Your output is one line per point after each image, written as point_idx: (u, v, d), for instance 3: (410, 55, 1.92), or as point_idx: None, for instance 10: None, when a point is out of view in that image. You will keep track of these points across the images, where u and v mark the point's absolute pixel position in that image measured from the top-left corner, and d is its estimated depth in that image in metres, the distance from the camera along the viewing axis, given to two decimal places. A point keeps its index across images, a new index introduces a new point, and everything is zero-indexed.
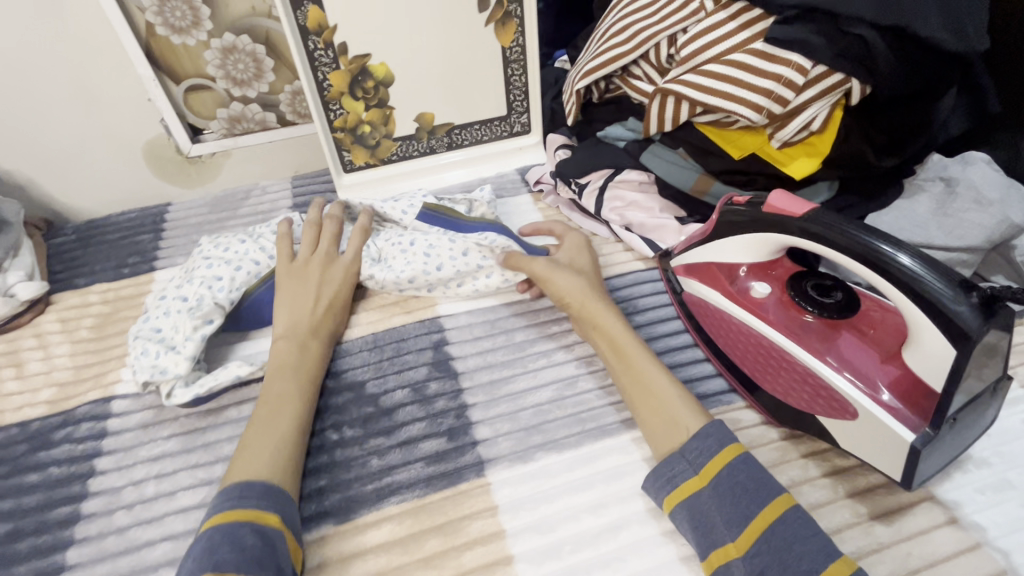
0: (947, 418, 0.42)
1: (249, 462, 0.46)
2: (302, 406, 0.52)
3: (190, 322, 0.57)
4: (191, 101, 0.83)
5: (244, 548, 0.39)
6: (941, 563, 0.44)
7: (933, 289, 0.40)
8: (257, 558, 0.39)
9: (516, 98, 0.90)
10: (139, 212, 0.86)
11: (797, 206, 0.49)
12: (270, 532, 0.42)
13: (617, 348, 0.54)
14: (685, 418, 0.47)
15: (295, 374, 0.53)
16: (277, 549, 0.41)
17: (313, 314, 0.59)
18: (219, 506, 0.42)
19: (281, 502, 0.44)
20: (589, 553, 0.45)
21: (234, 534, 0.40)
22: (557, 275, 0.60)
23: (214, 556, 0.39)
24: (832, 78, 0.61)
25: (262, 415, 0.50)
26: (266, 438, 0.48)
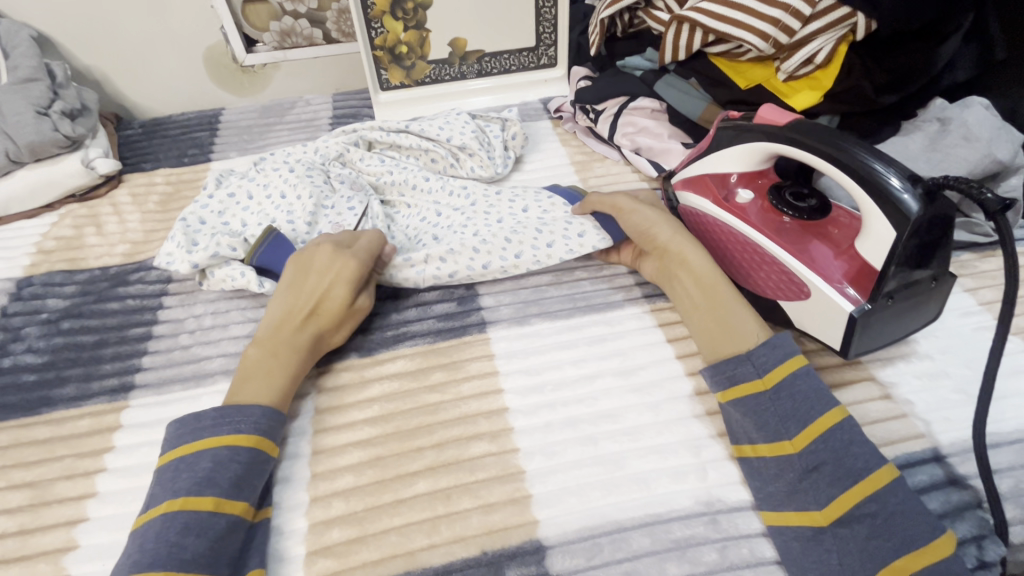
0: (883, 294, 0.49)
1: (242, 392, 0.49)
2: (274, 392, 0.50)
3: (226, 239, 0.62)
4: (247, 12, 0.90)
5: (177, 478, 0.43)
6: (870, 424, 0.51)
7: (889, 185, 0.46)
8: (186, 483, 0.42)
9: (545, 31, 0.96)
10: (197, 114, 0.96)
11: (782, 116, 0.56)
12: (200, 458, 0.44)
13: (698, 277, 0.55)
14: (752, 331, 0.51)
15: (277, 367, 0.51)
16: (236, 465, 0.44)
17: (293, 320, 0.53)
18: (200, 431, 0.46)
19: (239, 421, 0.46)
20: (567, 392, 0.53)
21: (169, 470, 0.44)
22: (637, 211, 0.61)
23: (173, 484, 0.42)
24: (838, 12, 0.66)
25: (244, 378, 0.50)
26: (261, 378, 0.50)
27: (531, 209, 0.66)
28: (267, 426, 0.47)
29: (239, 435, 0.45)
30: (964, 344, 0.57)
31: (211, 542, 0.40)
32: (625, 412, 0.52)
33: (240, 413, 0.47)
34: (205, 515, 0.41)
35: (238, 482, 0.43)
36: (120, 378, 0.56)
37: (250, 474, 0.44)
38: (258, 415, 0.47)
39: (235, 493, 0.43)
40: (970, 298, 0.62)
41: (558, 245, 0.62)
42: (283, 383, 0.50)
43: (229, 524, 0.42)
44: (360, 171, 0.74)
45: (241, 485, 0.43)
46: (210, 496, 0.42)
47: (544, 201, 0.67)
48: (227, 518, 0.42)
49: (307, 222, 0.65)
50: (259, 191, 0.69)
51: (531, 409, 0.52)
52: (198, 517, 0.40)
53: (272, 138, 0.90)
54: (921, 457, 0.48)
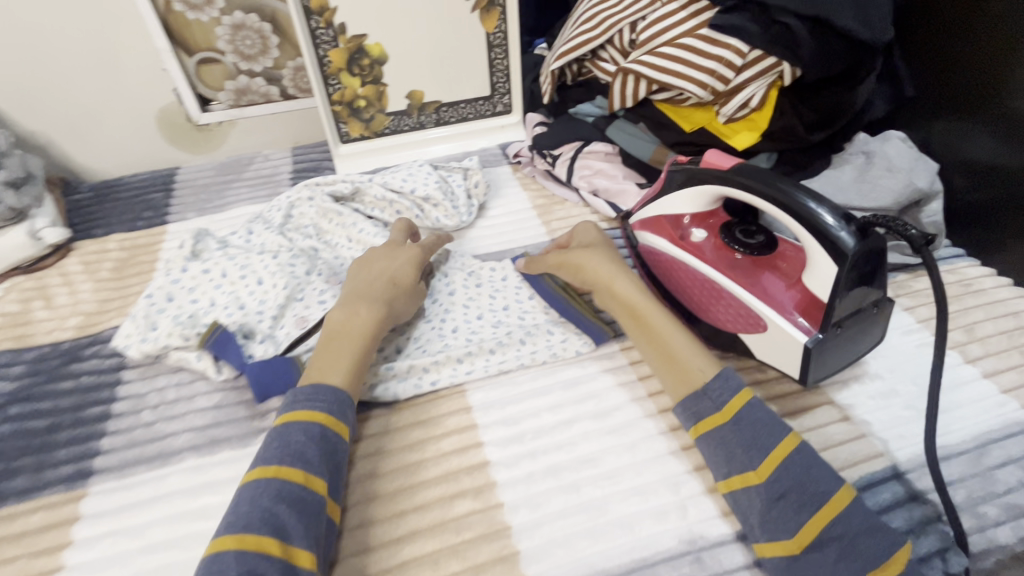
0: (832, 324, 0.52)
1: (320, 370, 0.53)
2: (359, 351, 0.54)
3: (177, 328, 0.60)
4: (201, 73, 0.91)
5: (280, 446, 0.46)
6: (833, 447, 0.54)
7: (827, 223, 0.50)
8: (283, 452, 0.46)
9: (498, 80, 1.00)
10: (151, 174, 0.94)
11: (727, 161, 0.60)
12: (292, 432, 0.47)
13: (633, 310, 0.57)
14: (693, 363, 0.52)
15: (358, 330, 0.55)
16: (324, 443, 0.47)
17: (368, 289, 0.59)
18: (291, 405, 0.50)
19: (324, 400, 0.50)
20: (547, 440, 0.54)
21: (271, 437, 0.47)
22: (567, 258, 0.64)
23: (269, 454, 0.46)
24: (765, 62, 0.72)
25: (328, 343, 0.54)
26: (344, 339, 0.55)
27: (511, 308, 0.67)
28: (344, 412, 0.50)
29: (327, 416, 0.49)
30: (909, 362, 0.62)
31: (302, 514, 0.42)
32: (605, 455, 0.53)
33: (327, 395, 0.50)
34: (297, 486, 0.44)
35: (325, 462, 0.46)
36: (77, 464, 0.53)
37: (331, 457, 0.47)
38: (333, 398, 0.50)
39: (322, 472, 0.46)
40: (909, 316, 0.67)
41: (541, 349, 0.62)
42: (356, 363, 0.54)
43: (316, 500, 0.44)
44: (344, 243, 0.75)
45: (328, 464, 0.47)
46: (301, 469, 0.45)
47: (525, 300, 0.68)
48: (314, 495, 0.44)
49: (277, 311, 0.63)
50: (235, 269, 0.66)
51: (512, 460, 0.52)
52: (292, 487, 0.43)
53: (232, 196, 0.89)
54: (882, 475, 0.51)
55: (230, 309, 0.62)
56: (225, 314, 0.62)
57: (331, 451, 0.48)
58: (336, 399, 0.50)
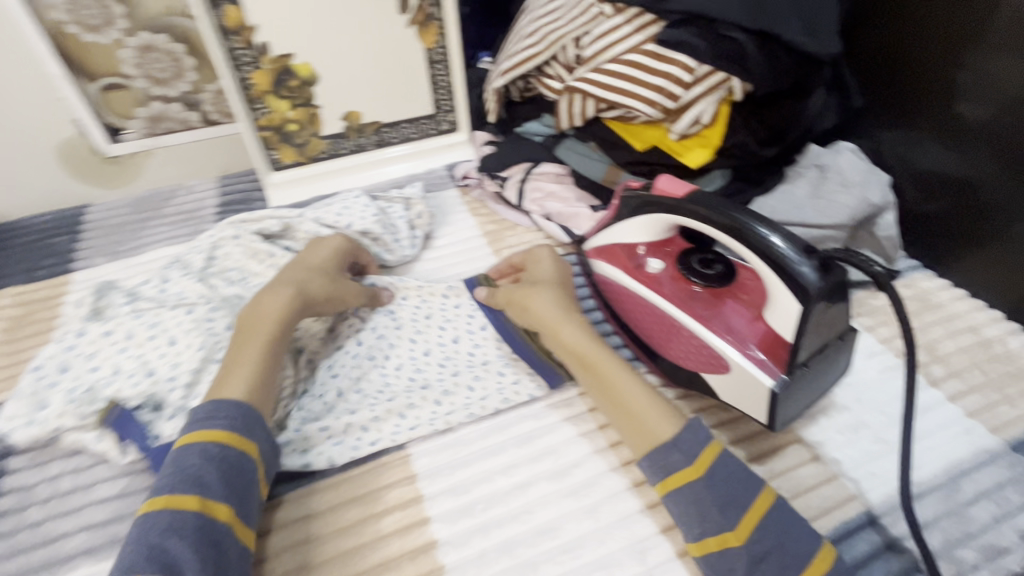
0: (797, 365, 0.49)
1: (229, 366, 0.49)
2: (267, 344, 0.50)
3: (70, 408, 0.53)
4: (107, 101, 0.82)
5: (174, 471, 0.42)
6: (804, 493, 0.50)
7: (788, 258, 0.47)
8: (176, 480, 0.41)
9: (442, 97, 0.94)
10: (55, 215, 0.83)
11: (681, 188, 0.56)
12: (189, 454, 0.43)
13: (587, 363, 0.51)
14: (656, 427, 0.47)
15: (269, 322, 0.52)
16: (224, 465, 0.43)
17: (284, 280, 0.56)
18: (189, 426, 0.45)
19: (228, 415, 0.46)
20: (500, 509, 0.49)
21: (169, 462, 0.43)
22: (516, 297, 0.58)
23: (162, 481, 0.42)
24: (715, 77, 0.68)
25: (239, 339, 0.51)
26: (254, 329, 0.51)
27: (462, 339, 0.60)
28: (249, 426, 0.46)
29: (228, 432, 0.45)
30: (876, 389, 0.59)
31: (194, 545, 0.39)
32: (563, 523, 0.48)
33: (228, 409, 0.46)
34: (192, 515, 0.40)
35: (227, 484, 0.42)
36: None
37: (236, 478, 0.43)
38: (234, 414, 0.46)
39: (223, 496, 0.42)
40: (872, 337, 0.65)
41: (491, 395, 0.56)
42: (269, 355, 0.50)
43: (216, 528, 0.40)
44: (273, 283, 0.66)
45: (229, 488, 0.42)
46: (195, 496, 0.41)
47: (477, 331, 0.61)
48: (213, 522, 0.40)
49: (190, 377, 0.55)
50: (143, 328, 0.58)
51: (461, 538, 0.47)
52: (183, 517, 0.39)
53: (149, 236, 0.80)
54: (856, 522, 0.48)
55: (135, 378, 0.54)
56: (128, 384, 0.54)
57: (235, 472, 0.43)
58: (240, 415, 0.46)
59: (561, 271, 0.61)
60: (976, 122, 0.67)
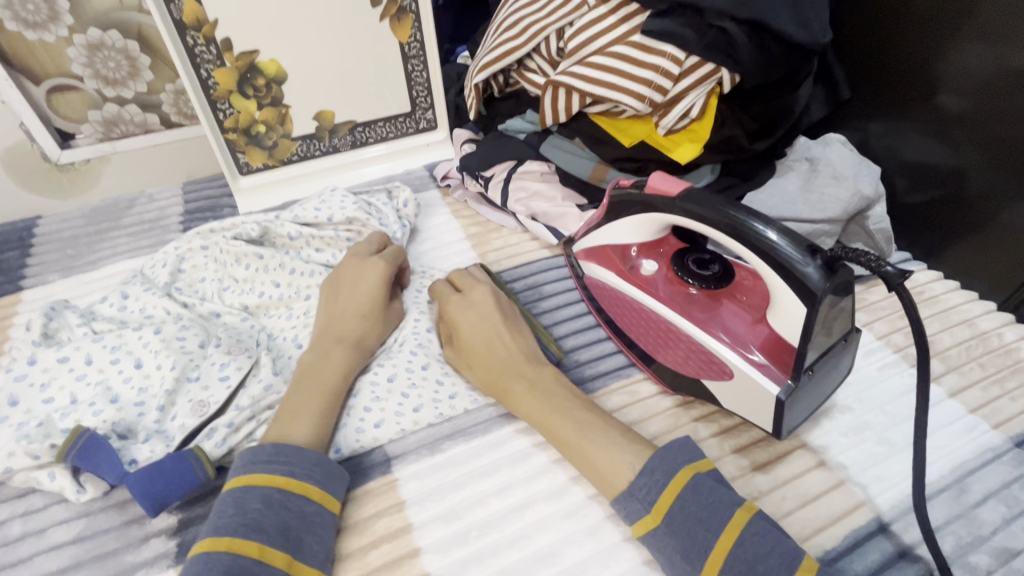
0: (804, 369, 0.47)
1: (285, 419, 0.48)
2: (325, 398, 0.50)
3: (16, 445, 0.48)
4: (55, 103, 0.76)
5: (244, 510, 0.40)
6: (812, 502, 0.48)
7: (791, 258, 0.44)
8: (241, 522, 0.40)
9: (419, 94, 0.90)
10: (2, 228, 0.77)
11: (673, 185, 0.52)
12: (254, 495, 0.41)
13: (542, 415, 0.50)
14: (621, 457, 0.45)
15: (328, 372, 0.52)
16: (286, 512, 0.41)
17: (341, 323, 0.56)
18: (248, 466, 0.43)
19: (295, 464, 0.44)
20: (496, 535, 0.46)
21: (236, 498, 0.41)
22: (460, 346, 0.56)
23: (223, 522, 0.40)
24: (704, 68, 0.66)
25: (298, 388, 0.50)
26: (313, 379, 0.51)
27: None
28: (320, 475, 0.45)
29: (294, 480, 0.43)
30: (877, 388, 0.58)
31: None
32: (563, 547, 0.45)
33: (293, 454, 0.44)
34: (250, 562, 0.38)
35: (287, 532, 0.41)
36: None
37: (298, 524, 0.41)
38: (297, 458, 0.44)
39: (283, 544, 0.40)
40: (869, 334, 0.63)
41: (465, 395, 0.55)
42: (327, 408, 0.50)
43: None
44: (249, 293, 0.62)
45: (290, 535, 0.41)
46: (257, 541, 0.39)
47: None
48: (272, 570, 0.38)
49: (163, 401, 0.52)
50: (105, 352, 0.54)
51: (455, 569, 0.44)
52: (244, 563, 0.38)
53: (107, 249, 0.75)
54: (867, 530, 0.46)
55: (98, 406, 0.50)
56: (90, 413, 0.50)
57: (297, 518, 0.42)
58: (301, 461, 0.44)
59: (484, 329, 0.55)
60: (956, 113, 0.67)
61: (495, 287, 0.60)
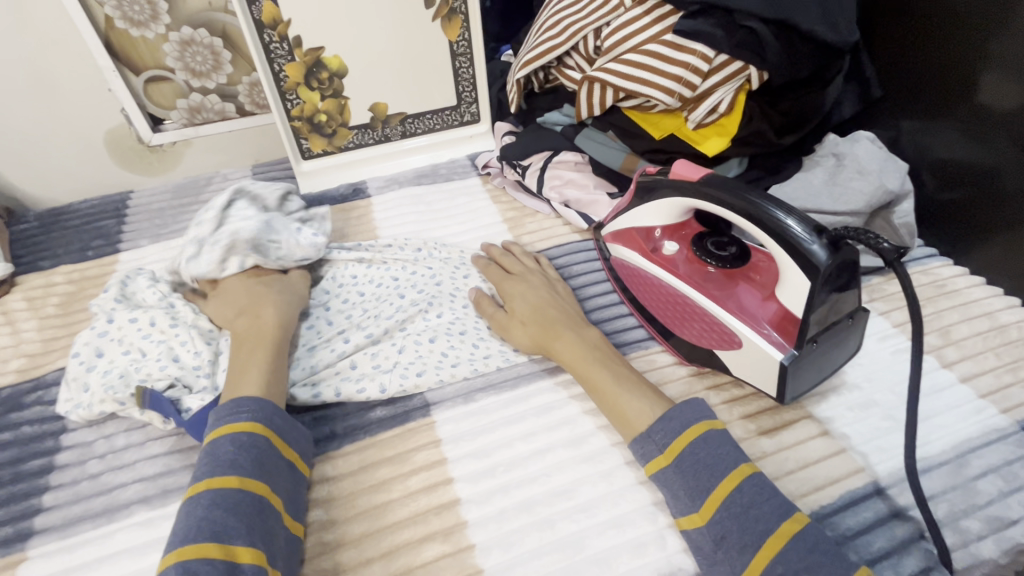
0: (808, 339, 0.51)
1: (236, 383, 0.52)
2: (268, 351, 0.55)
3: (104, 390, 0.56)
4: (150, 92, 0.87)
5: (217, 456, 0.45)
6: (813, 464, 0.52)
7: (797, 236, 0.49)
8: (216, 465, 0.44)
9: (464, 89, 0.97)
10: (101, 200, 0.89)
11: (695, 172, 0.58)
12: (225, 442, 0.46)
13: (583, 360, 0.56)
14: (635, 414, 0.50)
15: (257, 338, 0.56)
16: (258, 450, 0.46)
17: (251, 303, 0.61)
18: (216, 422, 0.48)
19: (252, 409, 0.48)
20: (520, 472, 0.52)
21: (210, 450, 0.46)
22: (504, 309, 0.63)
23: (200, 470, 0.44)
24: (732, 66, 0.70)
25: (239, 360, 0.55)
26: (248, 346, 0.56)
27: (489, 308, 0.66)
28: (280, 419, 0.49)
29: (256, 423, 0.48)
30: (888, 369, 0.61)
31: (241, 518, 0.41)
32: (579, 486, 0.50)
33: (250, 401, 0.49)
34: (233, 491, 0.43)
35: (261, 464, 0.45)
36: (16, 524, 0.50)
37: (269, 459, 0.46)
38: (255, 406, 0.49)
39: (258, 474, 0.45)
40: (885, 321, 0.66)
41: (496, 355, 0.62)
42: (273, 357, 0.55)
43: (254, 501, 0.43)
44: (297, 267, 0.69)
45: (264, 467, 0.45)
46: (235, 476, 0.44)
47: None
48: (251, 495, 0.43)
49: (217, 357, 0.59)
50: (167, 315, 0.61)
51: (483, 496, 0.50)
52: (227, 493, 0.42)
53: (188, 220, 0.85)
54: (863, 492, 0.50)
55: (163, 361, 0.58)
56: (157, 367, 0.57)
57: (270, 456, 0.46)
58: (262, 405, 0.49)
59: (537, 298, 0.62)
60: (999, 111, 0.68)
61: (542, 272, 0.69)
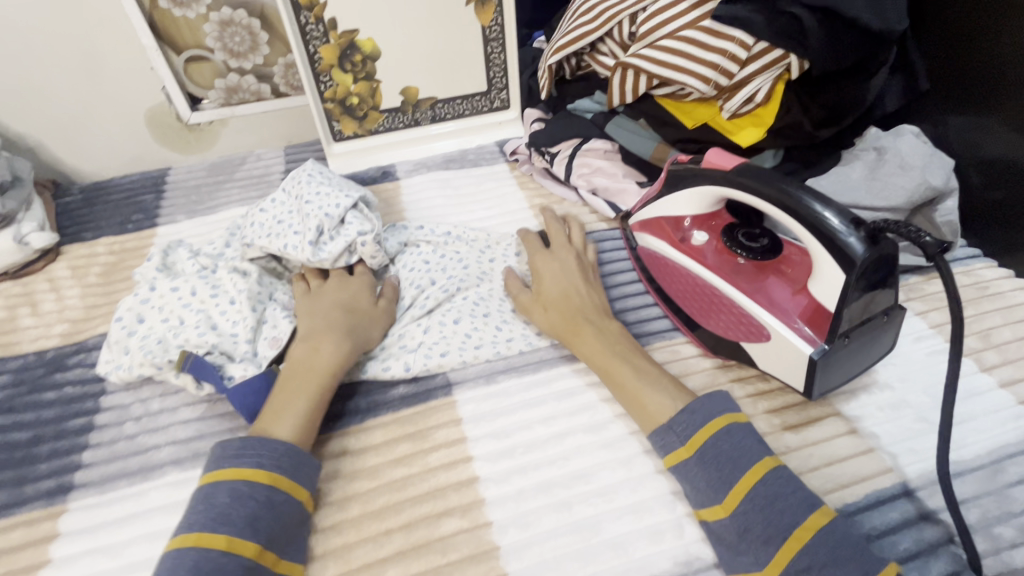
0: (840, 334, 0.50)
1: (269, 418, 0.50)
2: (315, 388, 0.52)
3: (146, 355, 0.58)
4: (190, 71, 0.89)
5: (212, 507, 0.43)
6: (839, 462, 0.51)
7: (834, 228, 0.47)
8: (207, 520, 0.42)
9: (495, 75, 0.97)
10: (141, 176, 0.92)
11: (729, 161, 0.57)
12: (218, 492, 0.43)
13: (601, 364, 0.55)
14: (658, 406, 0.50)
15: (314, 366, 0.54)
16: (254, 503, 0.43)
17: (325, 321, 0.58)
18: (221, 459, 0.46)
19: (260, 454, 0.46)
20: (539, 454, 0.52)
21: (208, 495, 0.44)
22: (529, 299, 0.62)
23: (192, 519, 0.42)
24: (772, 54, 0.68)
25: (288, 383, 0.53)
26: (300, 375, 0.53)
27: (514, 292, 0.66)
28: (289, 464, 0.46)
29: (260, 470, 0.45)
30: (923, 370, 0.59)
31: None
32: (598, 471, 0.51)
33: (260, 447, 0.46)
34: (217, 553, 0.40)
35: (253, 521, 0.43)
36: (58, 478, 0.53)
37: (268, 516, 0.43)
38: (268, 451, 0.46)
39: (250, 534, 0.42)
40: (922, 321, 0.64)
41: (518, 339, 0.62)
42: (314, 395, 0.52)
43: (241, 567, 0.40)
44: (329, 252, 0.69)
45: (256, 524, 0.43)
46: (223, 534, 0.41)
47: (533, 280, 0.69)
48: (238, 560, 0.40)
49: (250, 327, 0.60)
50: (204, 286, 0.64)
51: (502, 476, 0.50)
52: (210, 555, 0.40)
53: (222, 198, 0.87)
54: (891, 493, 0.49)
55: (201, 328, 0.60)
56: (195, 334, 0.59)
57: (270, 510, 0.44)
58: (268, 450, 0.46)
59: (564, 286, 0.61)
60: None
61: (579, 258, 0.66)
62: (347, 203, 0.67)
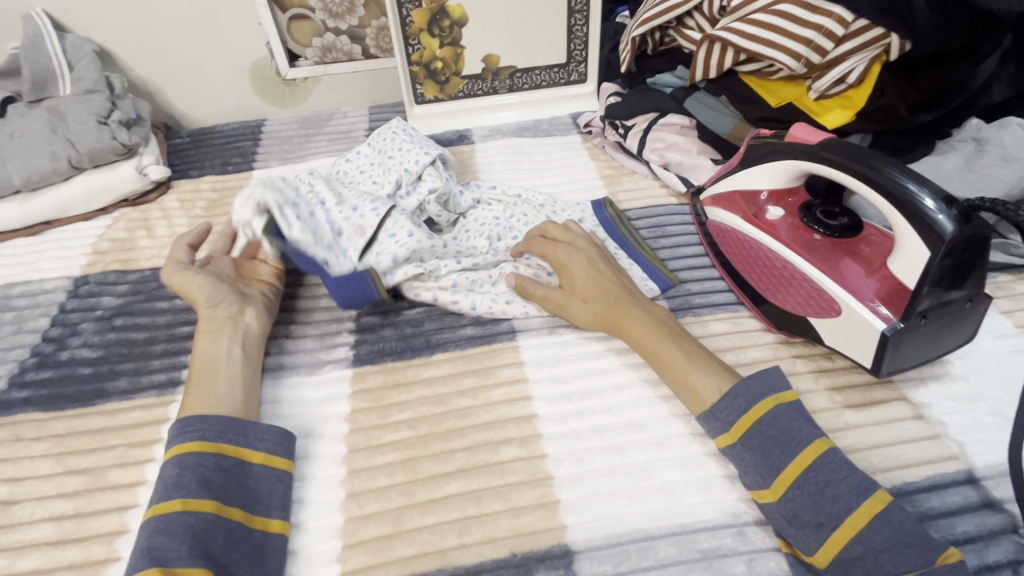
0: (917, 312, 0.49)
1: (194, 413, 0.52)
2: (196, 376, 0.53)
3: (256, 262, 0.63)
4: (292, 29, 0.96)
5: (163, 478, 0.45)
6: (900, 444, 0.51)
7: (922, 204, 0.47)
8: (161, 489, 0.44)
9: (576, 47, 0.98)
10: (241, 125, 1.00)
11: (815, 135, 0.56)
12: (167, 467, 0.45)
13: (650, 343, 0.54)
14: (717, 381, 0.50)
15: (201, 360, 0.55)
16: (204, 467, 0.45)
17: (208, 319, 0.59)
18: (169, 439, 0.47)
19: (202, 427, 0.47)
20: (596, 401, 0.54)
21: (160, 471, 0.46)
22: (566, 272, 0.60)
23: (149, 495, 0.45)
24: (872, 32, 0.66)
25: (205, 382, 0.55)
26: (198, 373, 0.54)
27: None
28: (231, 433, 0.48)
29: (203, 442, 0.46)
30: (1003, 367, 0.56)
31: (184, 540, 0.41)
32: (652, 422, 0.52)
33: (200, 421, 0.47)
34: (174, 514, 0.42)
35: (205, 482, 0.44)
36: (168, 373, 0.60)
37: (220, 477, 0.45)
38: (206, 424, 0.47)
39: (205, 494, 0.44)
40: (1006, 320, 0.61)
41: None
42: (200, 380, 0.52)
43: (202, 522, 0.42)
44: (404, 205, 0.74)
45: (209, 483, 0.45)
46: (177, 498, 0.43)
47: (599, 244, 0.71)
48: (196, 516, 0.42)
49: None
50: None
51: (560, 416, 0.53)
52: (167, 518, 0.42)
53: (311, 149, 0.93)
54: (953, 478, 0.48)
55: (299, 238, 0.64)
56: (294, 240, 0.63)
57: (224, 476, 0.46)
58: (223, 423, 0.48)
59: (594, 270, 0.59)
60: None
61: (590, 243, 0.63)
62: (426, 159, 0.72)
